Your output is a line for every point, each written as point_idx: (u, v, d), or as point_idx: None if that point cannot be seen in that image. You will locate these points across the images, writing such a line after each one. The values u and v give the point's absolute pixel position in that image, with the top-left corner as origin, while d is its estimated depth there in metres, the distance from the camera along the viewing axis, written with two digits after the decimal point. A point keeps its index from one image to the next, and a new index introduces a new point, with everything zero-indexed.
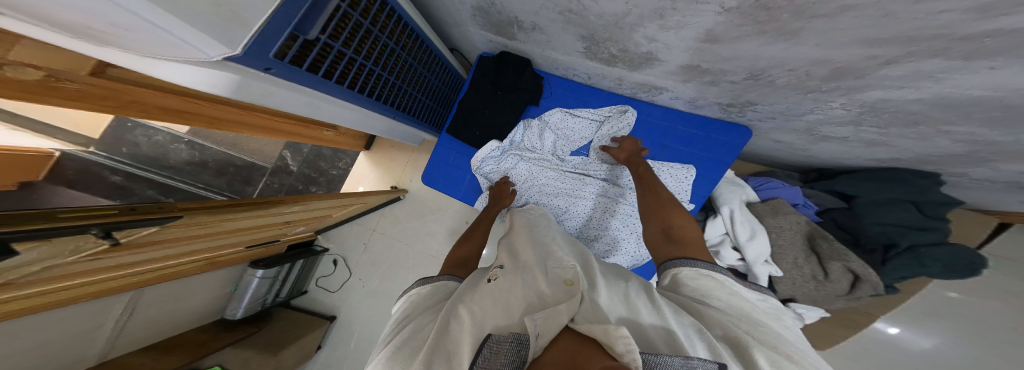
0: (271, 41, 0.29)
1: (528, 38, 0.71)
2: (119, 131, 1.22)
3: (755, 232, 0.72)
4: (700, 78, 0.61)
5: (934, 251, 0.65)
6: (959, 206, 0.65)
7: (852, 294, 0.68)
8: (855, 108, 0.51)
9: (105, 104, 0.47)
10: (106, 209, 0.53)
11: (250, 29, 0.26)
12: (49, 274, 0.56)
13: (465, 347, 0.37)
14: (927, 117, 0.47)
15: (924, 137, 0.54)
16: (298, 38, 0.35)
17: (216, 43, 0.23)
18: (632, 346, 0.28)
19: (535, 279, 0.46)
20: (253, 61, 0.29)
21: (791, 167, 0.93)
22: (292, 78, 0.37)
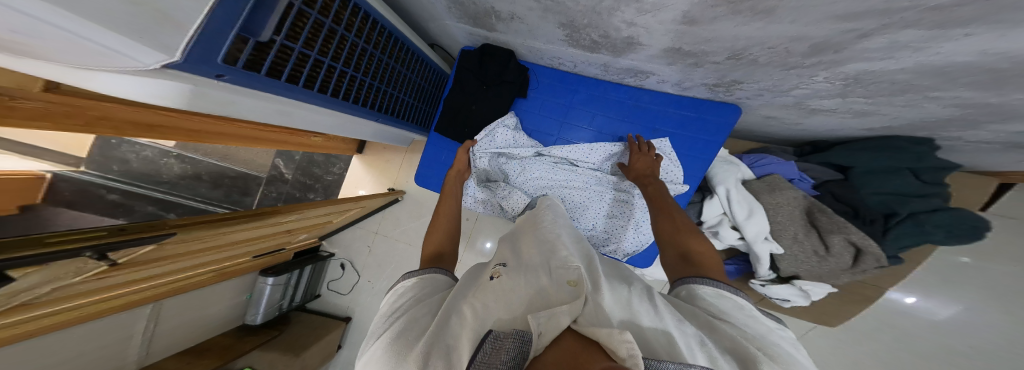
0: (217, 46, 0.28)
1: (508, 29, 0.69)
2: (106, 149, 1.21)
3: (752, 211, 0.69)
4: (683, 61, 0.58)
5: (934, 217, 0.64)
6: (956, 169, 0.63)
7: (856, 268, 0.66)
8: (839, 80, 0.49)
9: (73, 122, 0.48)
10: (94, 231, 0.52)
11: (187, 32, 0.24)
12: (62, 293, 0.57)
13: (465, 342, 0.38)
14: (913, 85, 0.45)
15: (913, 104, 0.51)
16: (250, 40, 0.34)
17: (149, 49, 0.22)
18: (635, 351, 0.29)
19: (539, 279, 0.44)
20: (200, 68, 0.28)
21: (786, 142, 0.90)
22: (253, 84, 0.36)
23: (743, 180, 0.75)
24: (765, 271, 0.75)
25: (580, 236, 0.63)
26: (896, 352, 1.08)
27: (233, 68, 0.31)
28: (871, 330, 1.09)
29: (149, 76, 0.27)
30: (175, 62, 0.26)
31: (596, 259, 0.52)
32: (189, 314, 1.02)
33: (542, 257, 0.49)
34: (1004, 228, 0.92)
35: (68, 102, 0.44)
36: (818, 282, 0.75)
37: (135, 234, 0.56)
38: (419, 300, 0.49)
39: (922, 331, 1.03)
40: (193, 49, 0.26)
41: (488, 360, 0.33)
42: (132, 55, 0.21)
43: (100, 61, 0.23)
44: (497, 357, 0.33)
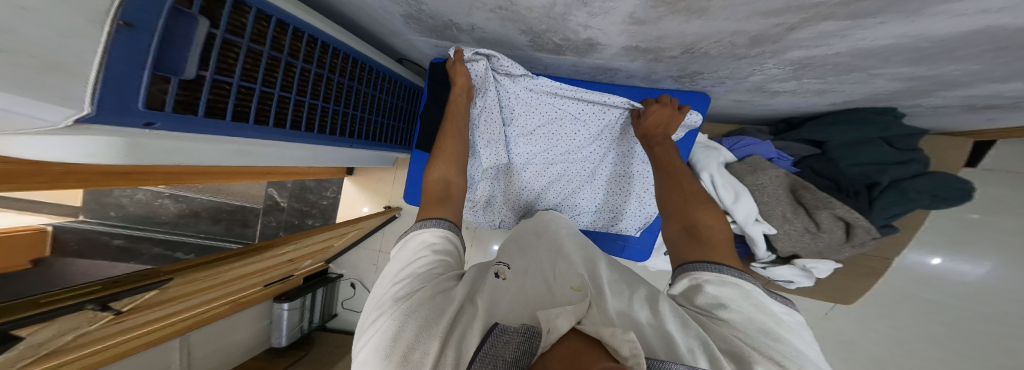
0: (132, 95, 0.29)
1: (470, 39, 0.68)
2: (97, 195, 1.24)
3: (739, 194, 0.67)
4: (644, 57, 0.61)
5: (915, 183, 0.62)
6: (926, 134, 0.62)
7: (851, 242, 0.64)
8: (787, 66, 0.54)
9: (39, 180, 0.51)
10: (90, 285, 0.52)
11: (86, 81, 0.25)
12: (87, 337, 0.59)
13: (473, 330, 0.41)
14: (854, 65, 0.50)
15: (862, 81, 0.55)
16: (172, 78, 0.34)
17: (48, 105, 0.22)
18: (638, 350, 0.31)
19: (546, 283, 0.49)
20: (124, 119, 0.30)
21: (760, 120, 0.88)
22: (193, 130, 0.38)
23: (725, 164, 0.73)
24: (763, 253, 0.71)
25: (587, 241, 0.65)
26: (919, 318, 1.05)
27: (160, 113, 0.33)
28: (885, 297, 1.08)
29: (75, 135, 0.29)
30: (89, 115, 0.27)
31: (602, 264, 0.54)
32: (217, 342, 1.05)
33: (551, 262, 0.54)
34: (1006, 182, 0.91)
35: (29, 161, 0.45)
36: (820, 259, 0.71)
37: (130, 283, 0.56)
38: (430, 270, 0.48)
39: (936, 290, 1.01)
40: (106, 102, 0.27)
41: (494, 352, 0.37)
42: (29, 112, 0.22)
43: (11, 124, 0.25)
44: (503, 350, 0.37)
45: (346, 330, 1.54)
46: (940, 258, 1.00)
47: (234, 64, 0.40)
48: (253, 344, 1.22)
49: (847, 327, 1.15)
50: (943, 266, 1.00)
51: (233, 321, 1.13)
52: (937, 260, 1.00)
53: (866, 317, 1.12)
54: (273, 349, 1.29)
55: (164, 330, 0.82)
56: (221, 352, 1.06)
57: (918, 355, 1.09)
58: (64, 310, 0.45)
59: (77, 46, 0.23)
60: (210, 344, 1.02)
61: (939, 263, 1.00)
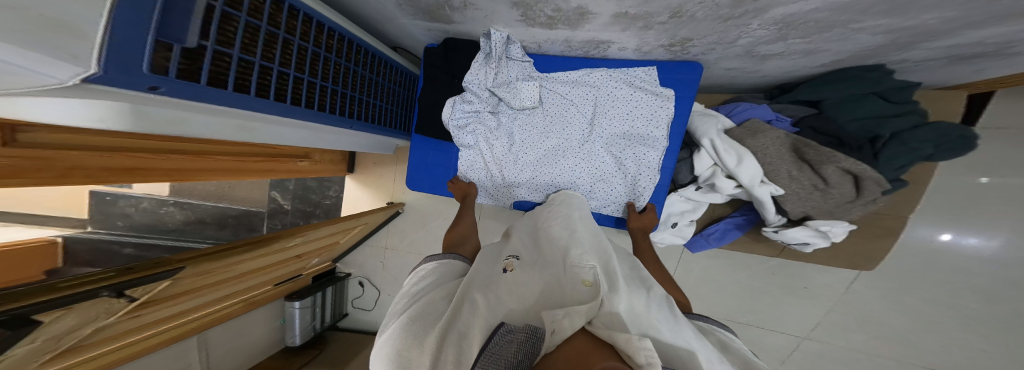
0: (139, 57, 0.29)
1: (464, 18, 0.69)
2: (103, 206, 1.25)
3: (742, 155, 0.65)
4: (634, 25, 0.59)
5: (918, 133, 0.59)
6: (920, 85, 0.60)
7: (862, 198, 0.61)
8: (772, 26, 0.49)
9: (43, 176, 0.51)
10: (102, 272, 0.51)
11: (93, 42, 0.25)
12: (105, 334, 0.60)
13: (476, 330, 0.39)
14: (836, 21, 0.45)
15: (845, 37, 0.50)
16: (174, 46, 0.34)
17: (50, 59, 0.22)
18: (653, 358, 0.28)
19: (557, 274, 0.47)
20: (128, 81, 0.30)
21: (757, 88, 0.86)
22: (195, 97, 0.38)
23: (724, 130, 0.72)
24: (772, 217, 0.71)
25: (598, 231, 0.63)
26: (941, 289, 1.02)
27: (165, 78, 0.33)
28: (902, 271, 1.05)
29: (75, 94, 0.28)
30: (95, 76, 0.27)
31: (614, 259, 0.50)
32: (233, 341, 1.07)
33: (562, 251, 0.52)
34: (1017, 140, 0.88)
35: (33, 154, 0.49)
36: (834, 221, 0.68)
37: (145, 271, 0.56)
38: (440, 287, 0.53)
39: (954, 259, 0.98)
40: (111, 62, 0.27)
41: (499, 350, 0.33)
42: (39, 67, 0.22)
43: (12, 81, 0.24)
44: (508, 349, 0.32)
45: (356, 330, 1.54)
46: (950, 234, 0.97)
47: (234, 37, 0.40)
48: (268, 344, 1.24)
49: (872, 302, 1.10)
50: (962, 240, 0.96)
51: (247, 320, 1.14)
52: (948, 236, 0.97)
53: (888, 289, 1.07)
54: (288, 350, 1.29)
55: (179, 330, 0.82)
56: (238, 350, 1.08)
57: (948, 325, 1.04)
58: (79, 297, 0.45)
59: (84, 6, 0.22)
60: (226, 343, 1.03)
61: (949, 239, 0.97)
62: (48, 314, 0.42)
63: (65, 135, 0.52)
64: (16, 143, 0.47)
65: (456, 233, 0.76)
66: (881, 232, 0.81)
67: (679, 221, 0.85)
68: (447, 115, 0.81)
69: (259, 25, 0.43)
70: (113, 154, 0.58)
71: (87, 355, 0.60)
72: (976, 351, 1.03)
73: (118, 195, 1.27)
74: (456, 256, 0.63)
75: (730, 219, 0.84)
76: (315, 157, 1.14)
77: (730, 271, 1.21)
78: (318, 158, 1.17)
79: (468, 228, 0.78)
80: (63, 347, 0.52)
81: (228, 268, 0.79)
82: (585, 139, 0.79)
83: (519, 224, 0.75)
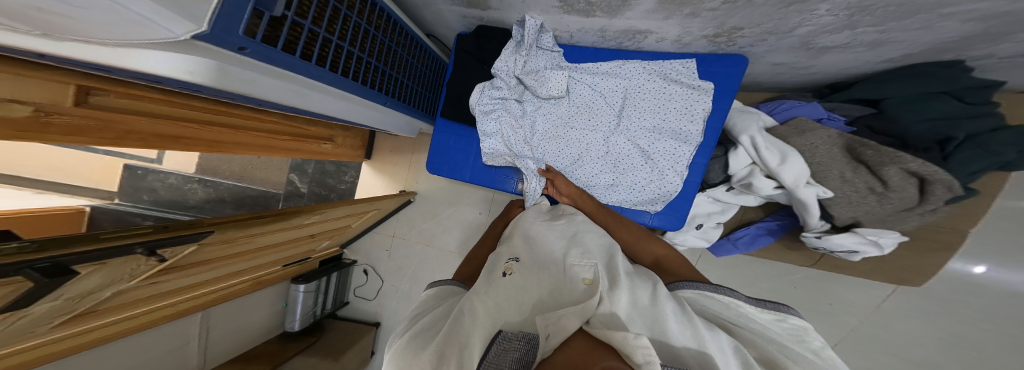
0: (237, 18, 0.28)
1: (505, 1, 0.67)
2: (133, 179, 1.27)
3: (785, 154, 0.62)
4: (681, 11, 0.57)
5: (1000, 135, 0.55)
6: (1001, 85, 0.56)
7: (924, 205, 0.56)
8: (842, 11, 0.47)
9: (104, 136, 0.50)
10: (141, 229, 0.52)
11: (209, 4, 0.23)
12: (120, 301, 0.60)
13: (475, 338, 0.37)
14: (919, 6, 0.43)
15: (926, 25, 0.48)
16: (266, 15, 0.34)
17: (175, 16, 0.21)
18: (652, 358, 0.24)
19: (554, 277, 0.45)
20: (224, 39, 0.28)
21: (797, 88, 0.84)
22: (269, 60, 0.36)
23: (766, 128, 0.70)
24: (816, 221, 0.69)
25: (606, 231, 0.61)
26: (982, 322, 0.94)
27: (253, 40, 0.31)
28: (941, 301, 0.97)
29: (175, 49, 0.27)
30: (201, 34, 0.25)
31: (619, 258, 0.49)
32: (233, 323, 1.07)
33: (562, 250, 0.52)
34: None
35: (99, 115, 0.47)
36: (882, 230, 0.66)
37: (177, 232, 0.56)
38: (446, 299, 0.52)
39: (996, 290, 0.91)
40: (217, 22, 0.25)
41: (496, 361, 0.32)
42: (163, 24, 0.21)
43: (127, 34, 0.22)
44: (505, 357, 0.32)
45: (356, 319, 1.52)
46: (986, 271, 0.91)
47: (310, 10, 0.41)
48: (266, 329, 1.23)
49: (901, 328, 1.03)
50: (1005, 278, 0.90)
51: (248, 303, 1.14)
52: (981, 268, 0.91)
53: (926, 313, 0.99)
54: (287, 335, 1.28)
55: (184, 305, 0.82)
56: (237, 332, 1.08)
57: (990, 359, 0.95)
58: (116, 254, 0.45)
59: None
60: (226, 324, 1.03)
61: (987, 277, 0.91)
62: (85, 266, 0.42)
63: (131, 100, 0.50)
64: (86, 105, 0.45)
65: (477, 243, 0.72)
66: (936, 247, 0.76)
67: (706, 222, 0.83)
68: (475, 101, 0.79)
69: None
70: (164, 120, 0.57)
71: (103, 320, 0.61)
72: None
73: (149, 170, 1.29)
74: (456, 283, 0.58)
75: (762, 224, 0.82)
76: (338, 140, 1.15)
77: (748, 283, 1.15)
78: (339, 143, 1.17)
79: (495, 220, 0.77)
80: (81, 307, 0.52)
81: (247, 241, 0.80)
82: (611, 131, 0.77)
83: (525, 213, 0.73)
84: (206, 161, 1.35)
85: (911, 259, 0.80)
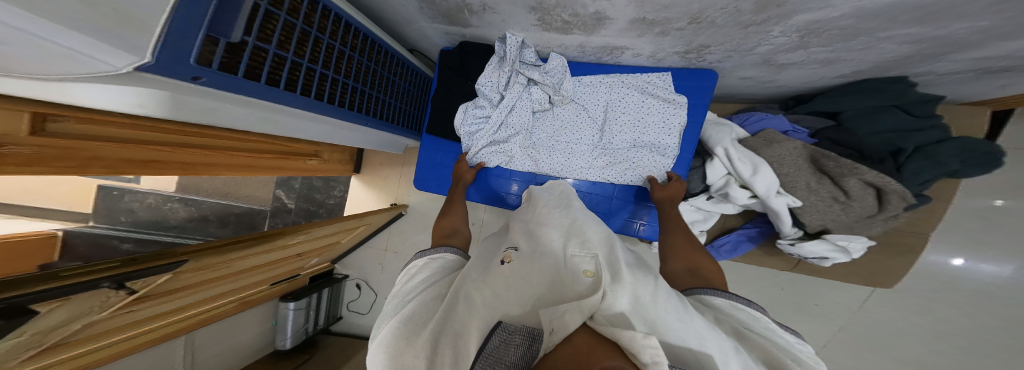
0: (187, 48, 0.28)
1: (483, 21, 0.68)
2: (108, 200, 1.23)
3: (756, 165, 0.66)
4: (651, 31, 0.59)
5: (943, 148, 0.60)
6: (942, 99, 0.61)
7: (884, 212, 0.61)
8: (794, 33, 0.50)
9: (62, 164, 0.48)
10: (105, 263, 0.50)
11: (152, 34, 0.24)
12: (93, 330, 0.58)
13: (474, 329, 0.35)
14: (859, 29, 0.46)
15: (868, 46, 0.52)
16: (220, 41, 0.33)
17: (116, 50, 0.22)
18: (660, 358, 0.23)
19: (556, 266, 0.40)
20: (175, 70, 0.28)
21: (767, 99, 0.87)
22: (231, 88, 0.36)
23: (738, 140, 0.73)
24: (789, 228, 0.72)
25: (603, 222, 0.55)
26: (957, 314, 0.98)
27: (207, 69, 0.31)
28: (918, 296, 1.01)
29: (118, 79, 0.27)
30: (147, 65, 0.26)
31: (618, 248, 0.44)
32: (221, 342, 1.04)
33: (561, 241, 0.46)
34: None
35: (57, 143, 0.45)
36: (853, 236, 0.70)
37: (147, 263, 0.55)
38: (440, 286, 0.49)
39: (965, 283, 0.96)
40: (162, 51, 0.26)
41: (496, 353, 0.31)
42: (103, 58, 0.22)
43: (65, 68, 0.23)
44: (505, 352, 0.30)
45: (350, 334, 1.51)
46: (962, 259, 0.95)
47: (272, 34, 0.40)
48: (256, 347, 1.21)
49: (884, 323, 1.06)
50: (980, 265, 0.93)
51: (236, 321, 1.10)
52: (961, 261, 0.95)
53: (904, 308, 1.03)
54: (279, 353, 1.26)
55: (166, 329, 0.79)
56: (225, 351, 1.05)
57: (969, 351, 0.99)
58: (81, 288, 0.44)
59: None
60: (213, 345, 1.01)
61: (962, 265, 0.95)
62: (47, 304, 0.40)
63: (93, 126, 0.48)
64: (43, 132, 0.43)
65: (446, 224, 0.66)
66: (902, 248, 0.81)
67: None
68: (460, 119, 0.81)
69: (291, 20, 0.42)
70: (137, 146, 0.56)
71: (74, 350, 0.58)
72: None
73: (126, 190, 1.25)
74: (450, 249, 0.56)
75: (742, 231, 0.85)
76: (324, 156, 1.13)
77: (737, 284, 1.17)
78: (326, 158, 1.16)
79: (459, 217, 0.68)
80: (50, 342, 0.50)
81: (228, 264, 0.78)
82: (594, 142, 0.79)
83: (528, 196, 0.71)
84: (187, 180, 1.32)
85: (883, 258, 0.83)
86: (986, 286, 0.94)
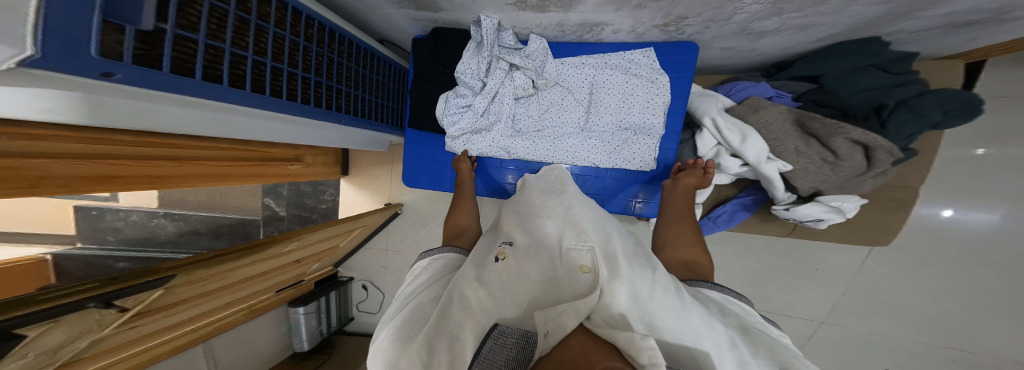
0: (83, 37, 0.24)
1: (454, 4, 0.65)
2: (91, 221, 1.20)
3: (745, 133, 0.64)
4: (628, 4, 0.56)
5: (924, 100, 0.59)
6: (915, 56, 0.61)
7: (873, 169, 0.61)
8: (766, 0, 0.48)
9: (15, 187, 0.44)
10: (87, 283, 0.48)
11: (28, 21, 0.20)
12: (105, 345, 0.58)
13: (468, 332, 0.34)
14: None
15: (839, 10, 0.50)
16: (128, 27, 0.29)
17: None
18: (658, 359, 0.22)
19: (550, 261, 0.40)
20: (78, 67, 0.25)
21: (752, 68, 0.85)
22: (157, 86, 0.33)
23: (725, 109, 0.71)
24: (782, 194, 0.72)
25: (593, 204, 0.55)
26: (954, 265, 0.99)
27: (119, 63, 0.28)
28: (916, 250, 1.02)
29: (12, 79, 0.23)
30: (38, 60, 0.22)
31: (615, 237, 0.43)
32: (240, 350, 1.05)
33: (557, 231, 0.44)
34: (1007, 108, 0.88)
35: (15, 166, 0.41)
36: (844, 196, 0.69)
37: (130, 282, 0.52)
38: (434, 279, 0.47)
39: (959, 234, 0.96)
40: (55, 44, 0.22)
41: (490, 356, 0.29)
42: None
43: None
44: (499, 354, 0.29)
45: (364, 333, 1.52)
46: (951, 210, 0.96)
47: (199, 21, 0.36)
48: (276, 350, 1.22)
49: (885, 279, 1.07)
50: (974, 216, 0.94)
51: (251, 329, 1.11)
52: (950, 212, 0.96)
53: (903, 264, 1.04)
54: (298, 355, 1.27)
55: (179, 340, 0.80)
56: (246, 356, 1.08)
57: (970, 300, 1.00)
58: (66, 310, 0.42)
59: None
60: (232, 352, 1.02)
61: (950, 215, 0.96)
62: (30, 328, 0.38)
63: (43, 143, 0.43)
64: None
65: (455, 223, 0.65)
66: (894, 205, 0.81)
67: None
68: (440, 109, 0.79)
69: (223, 7, 0.38)
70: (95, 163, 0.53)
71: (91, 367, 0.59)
72: (997, 325, 1.00)
73: (104, 209, 1.22)
74: (452, 248, 0.55)
75: (736, 200, 0.85)
76: (307, 160, 1.10)
77: (739, 255, 1.19)
78: (310, 162, 1.13)
79: (467, 215, 0.67)
80: (64, 357, 0.51)
81: (226, 275, 0.77)
82: (584, 124, 0.77)
83: (523, 185, 0.69)
84: (171, 195, 1.28)
85: (881, 218, 0.83)
86: (982, 237, 0.95)
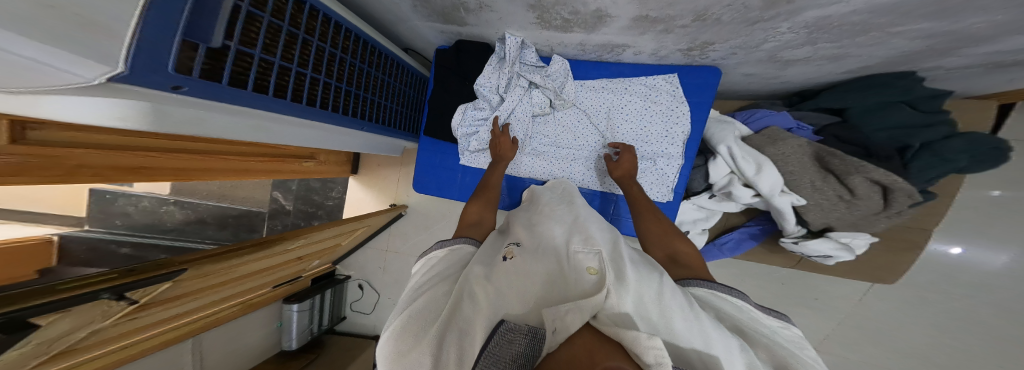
0: (163, 54, 0.25)
1: (479, 20, 0.66)
2: (102, 204, 1.22)
3: (760, 165, 0.65)
4: (654, 28, 0.57)
5: (950, 144, 0.59)
6: (949, 95, 0.60)
7: (889, 210, 0.61)
8: (802, 29, 0.49)
9: (51, 174, 0.48)
10: (103, 274, 0.49)
11: (122, 42, 0.21)
12: (102, 336, 0.58)
13: (476, 327, 0.34)
14: (870, 25, 0.45)
15: (878, 42, 0.50)
16: (199, 46, 0.31)
17: (88, 59, 0.19)
18: (663, 359, 0.23)
19: (557, 263, 0.39)
20: (152, 79, 0.26)
21: (771, 95, 0.86)
22: (214, 96, 0.34)
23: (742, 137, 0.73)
24: (793, 227, 0.72)
25: None
26: (956, 306, 0.99)
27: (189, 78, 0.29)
28: (920, 287, 1.01)
29: (94, 91, 0.25)
30: (121, 75, 0.23)
31: (623, 245, 0.43)
32: (229, 343, 1.04)
33: (563, 235, 0.45)
34: None
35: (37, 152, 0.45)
36: (855, 233, 0.70)
37: (146, 273, 0.53)
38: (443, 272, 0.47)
39: (965, 273, 0.96)
40: (137, 60, 0.23)
41: (496, 352, 0.29)
42: (69, 68, 0.19)
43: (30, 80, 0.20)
44: (506, 351, 0.29)
45: (356, 333, 1.52)
46: (960, 248, 0.95)
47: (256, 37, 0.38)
48: (265, 346, 1.22)
49: (883, 315, 1.07)
50: (982, 256, 0.93)
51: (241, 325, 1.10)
52: (958, 251, 0.95)
53: (903, 302, 1.04)
54: (286, 352, 1.27)
55: (172, 333, 0.79)
56: (235, 352, 1.06)
57: (967, 341, 1.00)
58: (81, 300, 0.42)
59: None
60: (222, 345, 1.01)
61: (959, 253, 0.96)
62: (44, 317, 0.39)
63: (76, 133, 0.48)
64: (27, 140, 0.44)
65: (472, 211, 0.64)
66: (906, 243, 0.81)
67: (692, 229, 0.84)
68: (457, 121, 0.80)
69: (274, 22, 0.40)
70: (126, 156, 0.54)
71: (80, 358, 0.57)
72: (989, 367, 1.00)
73: (117, 193, 1.24)
74: (469, 239, 0.54)
75: (744, 229, 0.85)
76: (320, 158, 1.11)
77: (740, 280, 1.18)
78: (322, 160, 1.14)
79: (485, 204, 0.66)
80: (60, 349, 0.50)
81: (229, 269, 0.76)
82: (598, 145, 0.78)
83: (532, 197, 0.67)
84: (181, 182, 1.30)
85: (889, 255, 0.83)
86: (987, 278, 0.95)
